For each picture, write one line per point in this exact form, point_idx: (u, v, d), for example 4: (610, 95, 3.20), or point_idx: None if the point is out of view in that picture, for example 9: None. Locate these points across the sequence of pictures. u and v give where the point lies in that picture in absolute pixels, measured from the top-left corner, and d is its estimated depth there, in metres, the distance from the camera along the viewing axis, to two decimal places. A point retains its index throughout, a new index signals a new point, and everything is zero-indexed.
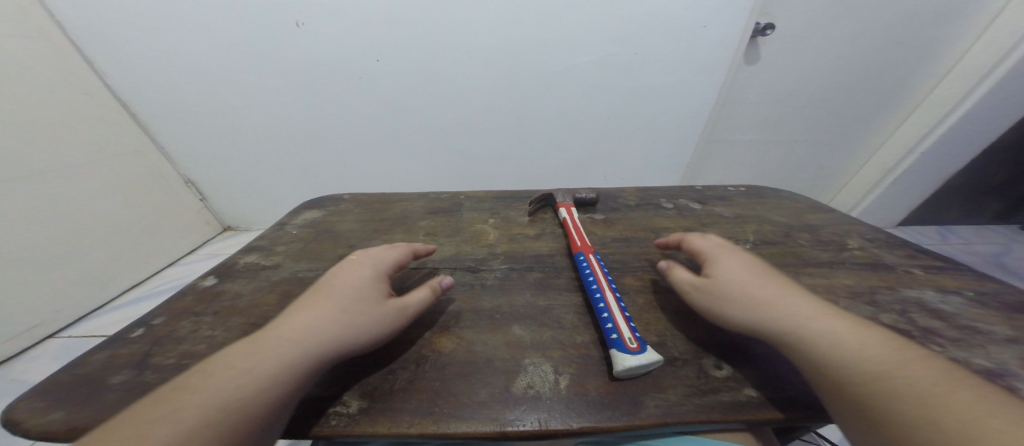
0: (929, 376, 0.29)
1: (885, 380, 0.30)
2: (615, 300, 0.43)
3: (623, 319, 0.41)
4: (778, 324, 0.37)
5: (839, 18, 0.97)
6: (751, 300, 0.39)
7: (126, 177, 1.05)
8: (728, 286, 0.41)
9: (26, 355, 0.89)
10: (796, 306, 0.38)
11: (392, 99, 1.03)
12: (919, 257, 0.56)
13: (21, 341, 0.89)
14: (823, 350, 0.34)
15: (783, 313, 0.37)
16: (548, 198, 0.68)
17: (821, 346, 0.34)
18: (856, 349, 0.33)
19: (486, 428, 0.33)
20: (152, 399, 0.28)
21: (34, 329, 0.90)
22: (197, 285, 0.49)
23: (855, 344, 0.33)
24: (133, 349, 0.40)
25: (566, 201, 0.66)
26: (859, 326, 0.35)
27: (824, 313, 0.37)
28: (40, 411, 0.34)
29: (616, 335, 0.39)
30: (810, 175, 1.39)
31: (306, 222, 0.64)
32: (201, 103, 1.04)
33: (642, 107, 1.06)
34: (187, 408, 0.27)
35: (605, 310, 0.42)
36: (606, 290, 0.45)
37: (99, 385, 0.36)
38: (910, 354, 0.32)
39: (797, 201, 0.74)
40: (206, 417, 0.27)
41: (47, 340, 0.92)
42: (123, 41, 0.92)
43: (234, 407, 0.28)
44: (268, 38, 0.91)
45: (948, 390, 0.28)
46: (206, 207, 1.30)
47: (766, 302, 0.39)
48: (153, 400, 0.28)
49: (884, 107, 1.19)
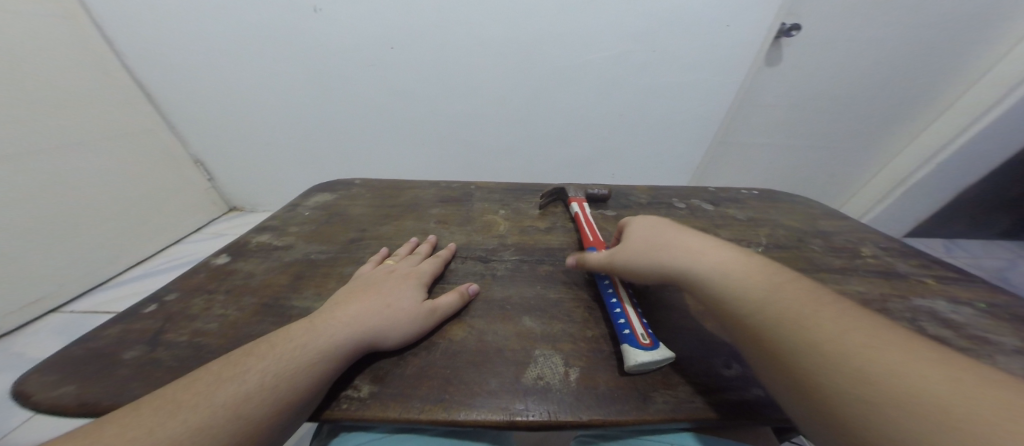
0: (875, 336, 0.28)
1: (834, 340, 0.28)
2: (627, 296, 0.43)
3: (636, 316, 0.40)
4: (693, 262, 0.39)
5: (866, 20, 0.95)
6: (670, 243, 0.41)
7: (140, 155, 1.06)
8: (649, 234, 0.44)
9: (27, 329, 0.87)
10: (706, 247, 0.40)
11: (402, 88, 1.02)
12: (932, 267, 0.56)
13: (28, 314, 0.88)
14: (770, 306, 0.33)
15: (699, 253, 0.39)
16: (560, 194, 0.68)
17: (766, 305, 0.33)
18: (789, 298, 0.33)
19: (497, 416, 0.33)
20: (212, 366, 0.30)
21: (41, 302, 0.90)
22: (211, 263, 0.50)
23: (768, 282, 0.35)
24: (146, 325, 0.40)
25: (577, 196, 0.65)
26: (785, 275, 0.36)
27: (731, 252, 0.39)
28: (52, 384, 0.34)
29: (629, 330, 0.39)
30: (821, 183, 1.38)
31: (318, 204, 0.64)
32: (213, 84, 1.04)
33: (655, 106, 1.04)
34: (239, 375, 0.30)
35: (617, 305, 0.42)
36: (618, 285, 0.44)
37: (112, 360, 0.36)
38: (857, 315, 0.30)
39: (811, 207, 0.73)
40: (253, 386, 0.29)
41: (50, 315, 0.91)
42: (141, 16, 0.92)
43: (278, 381, 0.30)
44: (284, 20, 0.90)
45: (897, 351, 0.26)
46: (214, 186, 1.30)
47: (681, 243, 0.41)
48: (215, 366, 0.30)
49: (903, 115, 1.17)
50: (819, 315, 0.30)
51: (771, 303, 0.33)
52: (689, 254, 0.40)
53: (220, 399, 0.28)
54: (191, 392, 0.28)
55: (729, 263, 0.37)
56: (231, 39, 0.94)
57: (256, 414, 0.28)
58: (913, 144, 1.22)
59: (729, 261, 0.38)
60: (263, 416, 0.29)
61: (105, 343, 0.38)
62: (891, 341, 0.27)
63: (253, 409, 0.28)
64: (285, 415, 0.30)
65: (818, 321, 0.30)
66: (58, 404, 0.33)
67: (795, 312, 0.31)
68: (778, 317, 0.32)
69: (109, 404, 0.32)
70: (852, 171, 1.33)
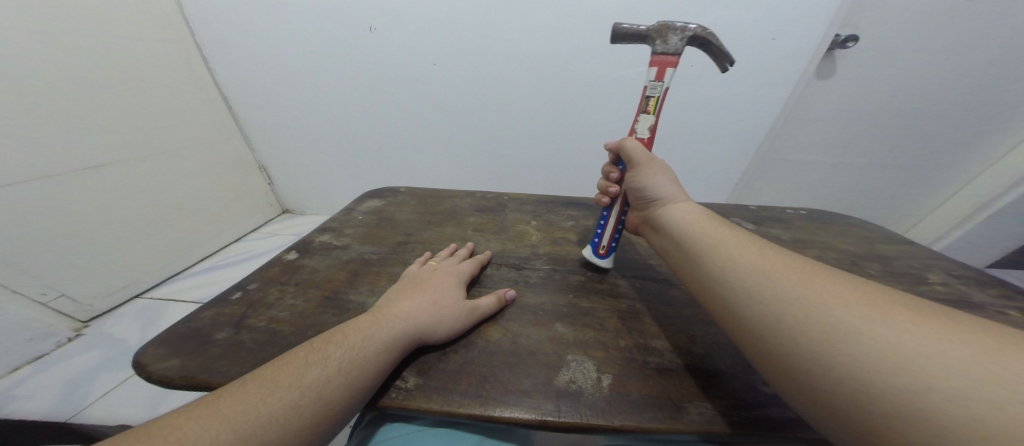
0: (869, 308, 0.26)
1: (819, 316, 0.26)
2: (619, 210, 0.50)
3: (612, 230, 0.52)
4: (641, 192, 0.46)
5: (935, 31, 0.89)
6: (633, 166, 0.45)
7: (217, 159, 1.20)
8: (636, 148, 0.45)
9: (118, 311, 1.00)
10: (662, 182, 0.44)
11: (444, 102, 1.09)
12: (1016, 299, 0.51)
13: (117, 297, 1.00)
14: (703, 245, 0.37)
15: (644, 181, 0.45)
16: (658, 30, 0.42)
17: (716, 248, 0.35)
18: (721, 239, 0.36)
19: (531, 415, 0.35)
20: (298, 350, 0.35)
21: (128, 288, 1.02)
22: (282, 258, 0.56)
23: (682, 217, 0.41)
24: (233, 310, 0.47)
25: (675, 54, 0.42)
26: (704, 212, 0.41)
27: (672, 188, 0.44)
28: (161, 356, 0.41)
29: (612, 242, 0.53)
30: (879, 204, 1.27)
31: (369, 209, 0.71)
32: (279, 97, 1.16)
33: (694, 120, 1.03)
34: (318, 358, 0.34)
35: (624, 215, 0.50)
36: (618, 198, 0.50)
37: (206, 339, 0.42)
38: None
39: (866, 229, 0.69)
40: (330, 369, 0.33)
41: (134, 299, 1.04)
42: (229, 38, 1.06)
43: (349, 366, 0.34)
44: (343, 41, 1.01)
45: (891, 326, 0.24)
46: (272, 190, 1.44)
47: (640, 167, 0.45)
48: (298, 350, 0.35)
49: (982, 130, 1.07)
50: (802, 284, 0.29)
51: (689, 237, 0.38)
52: (642, 177, 0.45)
53: (304, 379, 0.32)
54: (285, 373, 0.32)
55: (660, 197, 0.44)
56: (300, 58, 1.06)
57: (333, 395, 0.32)
58: (1001, 162, 1.10)
59: (662, 194, 0.44)
60: (341, 396, 0.33)
61: (198, 327, 0.44)
62: (888, 312, 0.25)
63: (331, 390, 0.32)
64: (356, 397, 0.34)
65: (804, 293, 0.28)
66: (165, 374, 0.38)
67: (778, 282, 0.30)
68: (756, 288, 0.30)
69: (202, 377, 0.38)
70: (916, 193, 1.23)
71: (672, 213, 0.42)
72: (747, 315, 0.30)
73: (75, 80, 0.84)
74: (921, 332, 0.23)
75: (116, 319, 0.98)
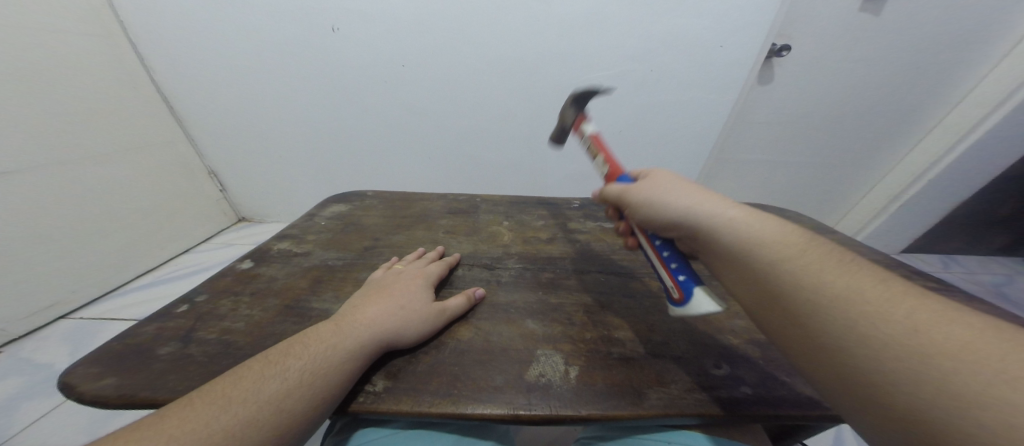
0: (923, 314, 0.25)
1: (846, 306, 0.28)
2: (654, 246, 0.43)
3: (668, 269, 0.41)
4: (665, 218, 0.40)
5: (852, 44, 1.01)
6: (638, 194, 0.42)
7: (157, 163, 1.11)
8: (615, 190, 0.45)
9: (38, 334, 0.89)
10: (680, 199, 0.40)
11: (413, 105, 1.08)
12: (918, 278, 0.59)
13: (36, 319, 0.89)
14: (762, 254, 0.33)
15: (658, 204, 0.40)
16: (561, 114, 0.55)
17: (773, 253, 0.33)
18: (773, 244, 0.33)
19: (502, 410, 0.36)
20: (252, 363, 0.33)
21: (50, 309, 0.91)
22: (237, 267, 0.53)
23: (732, 232, 0.36)
24: (179, 323, 0.44)
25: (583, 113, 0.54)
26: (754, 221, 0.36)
27: (700, 198, 0.39)
28: (94, 376, 0.37)
29: (681, 276, 0.39)
30: (814, 199, 1.41)
31: (334, 214, 0.69)
32: (233, 98, 1.09)
33: (653, 122, 1.09)
34: (280, 370, 0.33)
35: (665, 249, 0.42)
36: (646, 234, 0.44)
37: (148, 355, 0.39)
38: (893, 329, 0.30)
39: (801, 222, 0.76)
40: (293, 381, 0.33)
41: (60, 320, 0.93)
42: (171, 33, 0.99)
43: (314, 376, 0.34)
44: (304, 40, 0.97)
45: (937, 330, 0.24)
46: (225, 197, 1.34)
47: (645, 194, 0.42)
48: (258, 363, 0.34)
49: (895, 131, 1.22)
50: (854, 282, 0.29)
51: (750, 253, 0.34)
52: (648, 201, 0.41)
53: (266, 393, 0.31)
54: (238, 388, 0.31)
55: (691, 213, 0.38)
56: (255, 57, 1.01)
57: (297, 407, 0.31)
58: (908, 160, 1.26)
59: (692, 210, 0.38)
60: (305, 408, 0.32)
61: (139, 344, 0.41)
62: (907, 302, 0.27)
63: (295, 402, 0.31)
64: (322, 407, 0.33)
65: (841, 288, 0.29)
66: (99, 395, 0.35)
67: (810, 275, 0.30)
68: (799, 285, 0.30)
69: (143, 396, 0.35)
70: (843, 189, 1.38)
71: (715, 221, 0.37)
72: (777, 311, 0.31)
73: None
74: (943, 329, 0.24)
75: (36, 344, 0.87)
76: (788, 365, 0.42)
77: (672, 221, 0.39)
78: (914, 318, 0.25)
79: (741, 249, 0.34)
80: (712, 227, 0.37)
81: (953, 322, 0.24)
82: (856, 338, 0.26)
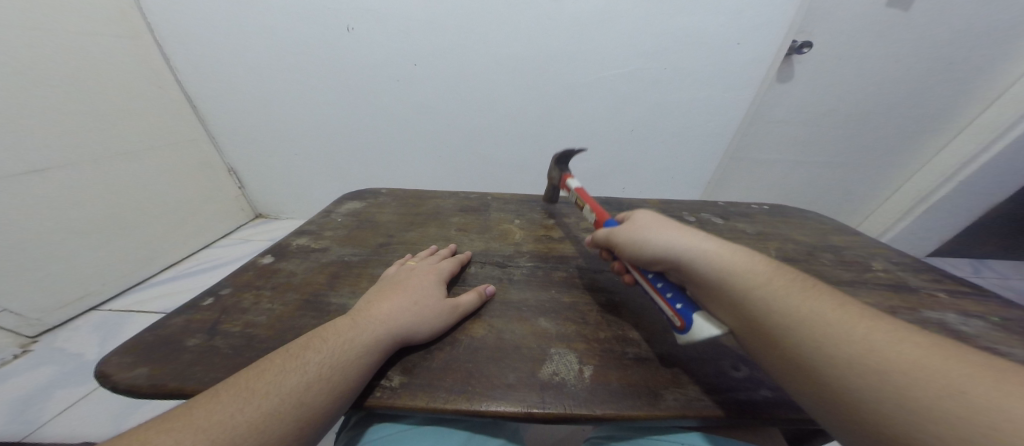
0: (880, 332, 0.28)
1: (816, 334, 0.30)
2: (647, 278, 0.43)
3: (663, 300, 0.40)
4: (648, 257, 0.41)
5: (878, 39, 0.97)
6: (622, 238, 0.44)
7: (180, 161, 1.14)
8: (601, 233, 0.47)
9: (72, 324, 0.93)
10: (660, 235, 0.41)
11: (425, 103, 1.09)
12: (945, 282, 0.56)
13: (69, 310, 0.94)
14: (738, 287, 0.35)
15: (641, 243, 0.42)
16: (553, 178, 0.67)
17: (743, 286, 0.35)
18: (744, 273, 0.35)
19: (517, 409, 0.36)
20: (272, 357, 0.34)
21: (82, 301, 0.95)
22: (257, 262, 0.55)
23: (712, 267, 0.37)
24: (205, 316, 0.45)
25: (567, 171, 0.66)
26: (730, 251, 0.38)
27: (677, 230, 0.41)
28: (127, 365, 0.39)
29: (678, 305, 0.38)
30: (834, 200, 1.37)
31: (349, 211, 0.70)
32: (251, 97, 1.12)
33: (668, 120, 1.07)
34: (299, 365, 0.34)
35: (657, 280, 0.42)
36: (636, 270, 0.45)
37: (176, 346, 0.41)
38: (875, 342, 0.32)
39: (822, 222, 0.74)
40: (312, 375, 0.33)
41: (89, 312, 0.97)
42: (193, 35, 1.02)
43: (332, 371, 0.34)
44: (320, 40, 0.99)
45: (891, 348, 0.27)
46: (244, 194, 1.38)
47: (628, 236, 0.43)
48: (277, 357, 0.34)
49: (923, 130, 1.17)
50: (819, 307, 0.31)
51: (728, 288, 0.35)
52: (632, 242, 0.43)
53: (286, 387, 0.32)
54: (261, 381, 0.32)
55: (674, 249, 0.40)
56: (272, 57, 1.03)
57: (316, 402, 0.32)
58: (936, 159, 1.21)
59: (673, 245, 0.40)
60: (324, 402, 0.33)
61: (168, 335, 0.42)
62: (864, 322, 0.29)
63: (314, 397, 0.32)
64: (340, 401, 0.34)
65: (810, 315, 0.31)
66: (132, 383, 0.37)
67: (779, 305, 0.32)
68: (779, 313, 0.32)
69: (173, 385, 0.36)
70: (865, 189, 1.33)
71: (693, 250, 0.39)
72: (759, 344, 0.33)
73: (18, 77, 0.78)
74: (898, 348, 0.27)
75: (70, 333, 0.91)
76: None
77: (658, 257, 0.40)
78: (870, 337, 0.28)
79: (720, 280, 0.36)
80: (689, 256, 0.38)
81: (903, 340, 0.27)
82: (834, 363, 0.28)
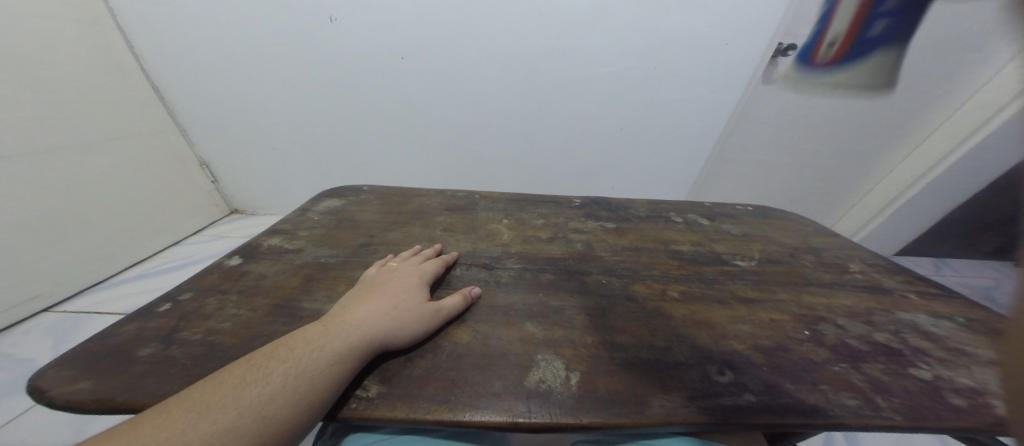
0: None
1: None
2: None
3: None
4: None
5: None
6: None
7: (146, 154, 1.07)
8: None
9: (22, 327, 0.87)
10: None
11: (411, 98, 1.05)
12: (917, 284, 0.58)
13: (18, 313, 0.87)
14: None
15: None
16: None
17: None
18: None
19: (500, 419, 0.34)
20: (234, 369, 0.32)
21: (32, 302, 0.89)
22: (224, 263, 0.51)
23: None
24: (162, 323, 0.42)
25: None
26: None
27: None
28: (69, 379, 0.35)
29: None
30: (812, 201, 1.41)
31: (328, 209, 0.66)
32: (225, 88, 1.06)
33: (657, 120, 1.07)
34: (264, 377, 0.31)
35: None
36: None
37: (127, 357, 0.38)
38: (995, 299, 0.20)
39: (804, 224, 0.76)
40: (278, 389, 0.31)
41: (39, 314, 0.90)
42: (161, 20, 0.95)
43: (301, 382, 0.32)
44: (300, 30, 0.94)
45: None
46: (217, 188, 1.31)
47: None
48: (241, 368, 0.32)
49: (896, 135, 1.22)
50: None
51: None
52: None
53: (248, 401, 0.29)
54: (220, 395, 0.29)
55: None
56: (248, 45, 0.97)
57: (280, 418, 0.30)
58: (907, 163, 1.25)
59: None
60: (290, 417, 0.30)
61: (119, 345, 0.39)
62: None
63: (279, 412, 0.30)
64: (309, 415, 0.31)
65: None
66: (74, 399, 0.34)
67: None
68: None
69: (121, 400, 0.33)
70: (841, 191, 1.38)
71: None
72: None
73: None
74: None
75: (19, 338, 0.84)
76: (792, 371, 0.41)
77: None
78: None
79: None
80: None
81: None
82: None
